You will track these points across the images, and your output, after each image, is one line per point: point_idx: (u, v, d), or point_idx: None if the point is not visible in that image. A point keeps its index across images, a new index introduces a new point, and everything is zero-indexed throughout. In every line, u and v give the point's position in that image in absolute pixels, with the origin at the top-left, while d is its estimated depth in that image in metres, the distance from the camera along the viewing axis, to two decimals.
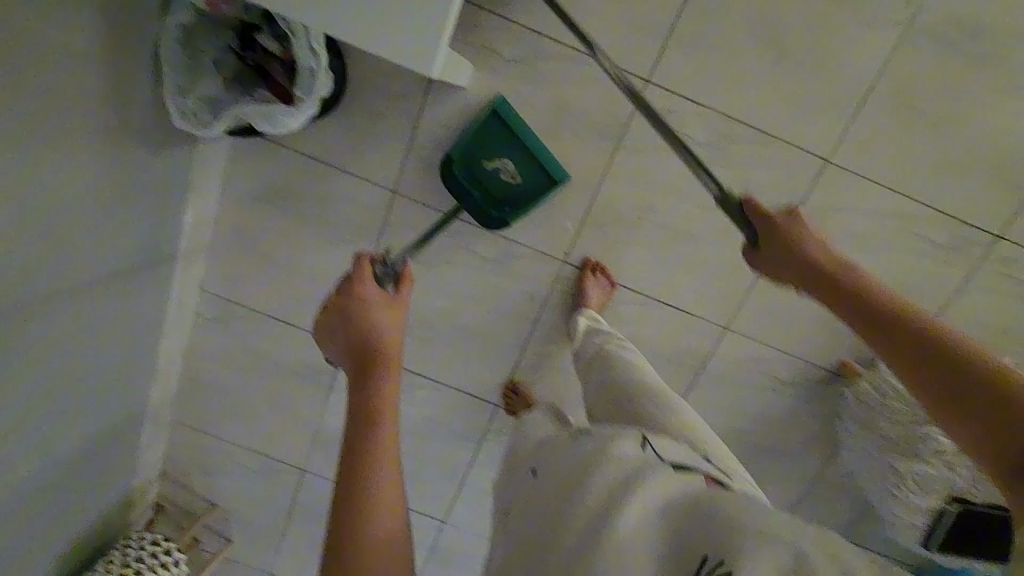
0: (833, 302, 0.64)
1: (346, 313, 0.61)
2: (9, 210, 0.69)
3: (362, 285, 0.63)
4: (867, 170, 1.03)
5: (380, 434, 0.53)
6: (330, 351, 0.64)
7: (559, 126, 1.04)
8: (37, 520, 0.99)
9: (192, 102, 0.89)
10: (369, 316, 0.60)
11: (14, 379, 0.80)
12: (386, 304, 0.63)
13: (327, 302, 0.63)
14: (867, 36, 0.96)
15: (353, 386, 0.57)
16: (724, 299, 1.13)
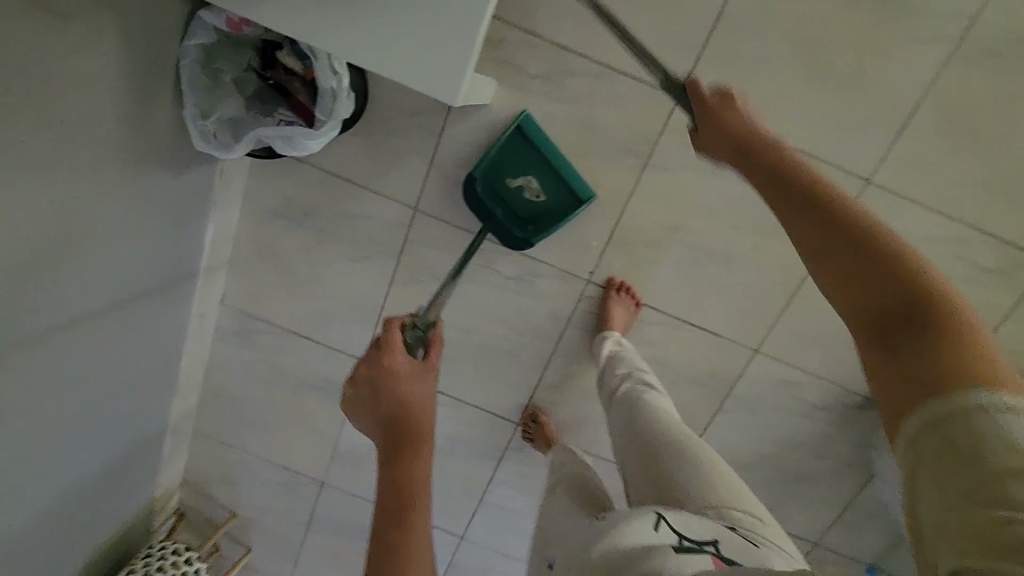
0: (751, 170, 0.61)
1: (378, 387, 0.64)
2: (29, 240, 0.68)
3: (395, 361, 0.66)
4: (911, 191, 0.98)
5: (417, 516, 0.57)
6: (358, 418, 0.67)
7: (585, 143, 1.01)
8: (59, 535, 1.00)
9: (212, 124, 0.87)
10: (404, 397, 0.63)
11: (36, 404, 0.80)
12: (418, 377, 0.66)
13: (357, 373, 0.66)
14: (915, 50, 0.91)
15: (388, 466, 0.60)
16: (755, 321, 1.09)
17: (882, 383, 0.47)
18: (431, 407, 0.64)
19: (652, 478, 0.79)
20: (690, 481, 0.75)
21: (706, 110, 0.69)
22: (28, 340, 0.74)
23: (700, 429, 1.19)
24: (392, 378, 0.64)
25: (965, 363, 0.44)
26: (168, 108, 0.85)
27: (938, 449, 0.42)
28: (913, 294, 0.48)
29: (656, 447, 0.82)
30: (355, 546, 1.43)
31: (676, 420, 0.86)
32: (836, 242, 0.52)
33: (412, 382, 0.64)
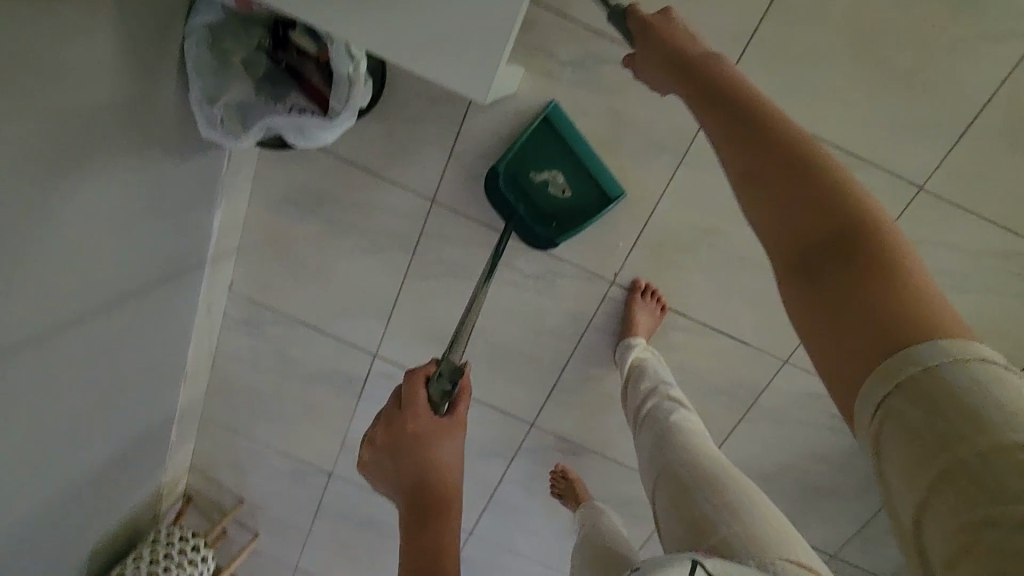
0: (682, 88, 0.53)
1: (401, 453, 0.59)
2: (26, 237, 0.63)
3: (415, 418, 0.60)
4: (967, 199, 0.91)
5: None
6: (380, 483, 0.63)
7: (617, 137, 0.94)
8: (65, 528, 0.98)
9: (220, 110, 0.81)
10: (427, 459, 0.58)
11: (37, 402, 0.77)
12: (440, 437, 0.60)
13: (377, 434, 0.61)
14: (986, 46, 0.83)
15: (415, 541, 0.55)
16: (787, 330, 1.03)
17: (821, 335, 0.42)
18: (459, 475, 0.60)
19: (680, 504, 0.74)
20: (724, 510, 0.70)
21: (636, 25, 0.61)
22: (26, 340, 0.70)
23: (721, 438, 1.15)
24: (416, 442, 0.59)
25: (912, 308, 0.39)
26: (172, 92, 0.79)
27: (901, 412, 0.37)
28: (850, 228, 0.42)
29: (683, 470, 0.78)
30: (362, 535, 1.42)
31: (707, 441, 0.82)
32: (768, 170, 0.45)
33: (437, 447, 0.59)
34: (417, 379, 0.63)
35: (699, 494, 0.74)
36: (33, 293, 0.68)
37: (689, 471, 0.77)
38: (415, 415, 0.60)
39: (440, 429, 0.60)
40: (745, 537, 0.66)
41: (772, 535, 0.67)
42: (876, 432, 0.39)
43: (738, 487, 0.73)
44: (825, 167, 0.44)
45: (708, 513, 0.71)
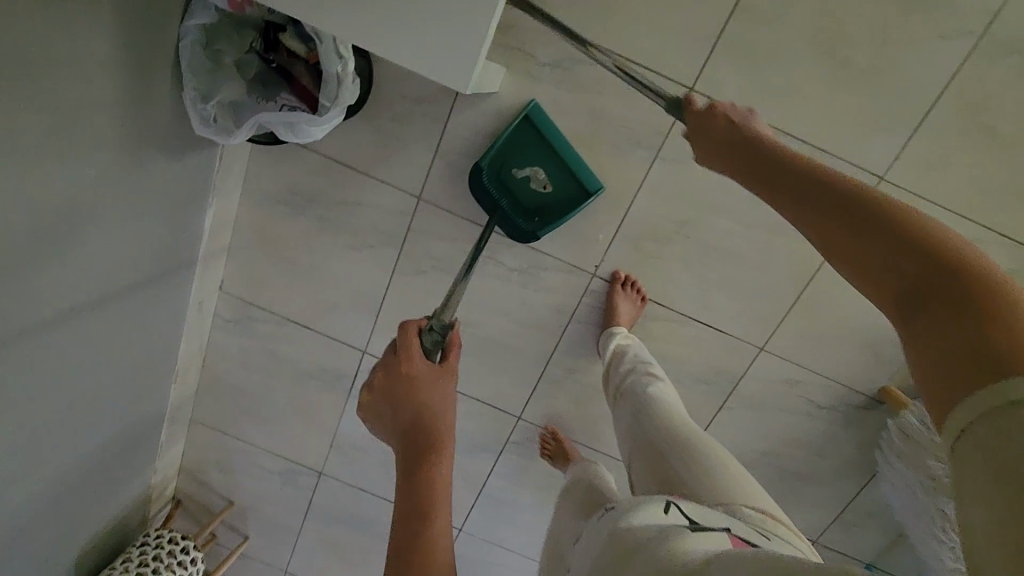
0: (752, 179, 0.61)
1: (397, 393, 0.60)
2: (22, 224, 0.65)
3: (411, 362, 0.62)
4: (924, 188, 0.96)
5: (439, 532, 0.51)
6: (376, 430, 0.63)
7: (594, 134, 0.99)
8: (53, 525, 0.99)
9: (213, 108, 0.84)
10: (424, 398, 0.59)
11: (28, 392, 0.78)
12: (435, 381, 0.61)
13: (374, 379, 0.62)
14: (934, 45, 0.89)
15: (408, 475, 0.55)
16: (761, 318, 1.08)
17: (916, 374, 0.42)
18: (453, 414, 0.60)
19: (654, 467, 0.77)
20: (695, 472, 0.73)
21: (701, 124, 0.71)
22: (21, 326, 0.72)
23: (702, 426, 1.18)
24: (411, 382, 0.60)
25: (1000, 328, 0.37)
26: (167, 90, 0.82)
27: (981, 438, 0.35)
28: (928, 262, 0.43)
29: (658, 435, 0.81)
30: (351, 536, 1.42)
31: (681, 412, 0.85)
32: (837, 222, 0.50)
33: (431, 389, 0.60)
34: (409, 328, 0.65)
35: (672, 457, 0.76)
36: (29, 281, 0.70)
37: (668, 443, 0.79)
38: (410, 359, 0.62)
39: (433, 374, 0.62)
40: (713, 493, 0.69)
41: (739, 491, 0.70)
42: (957, 461, 0.36)
43: (709, 449, 0.76)
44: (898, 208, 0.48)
45: (680, 474, 0.73)
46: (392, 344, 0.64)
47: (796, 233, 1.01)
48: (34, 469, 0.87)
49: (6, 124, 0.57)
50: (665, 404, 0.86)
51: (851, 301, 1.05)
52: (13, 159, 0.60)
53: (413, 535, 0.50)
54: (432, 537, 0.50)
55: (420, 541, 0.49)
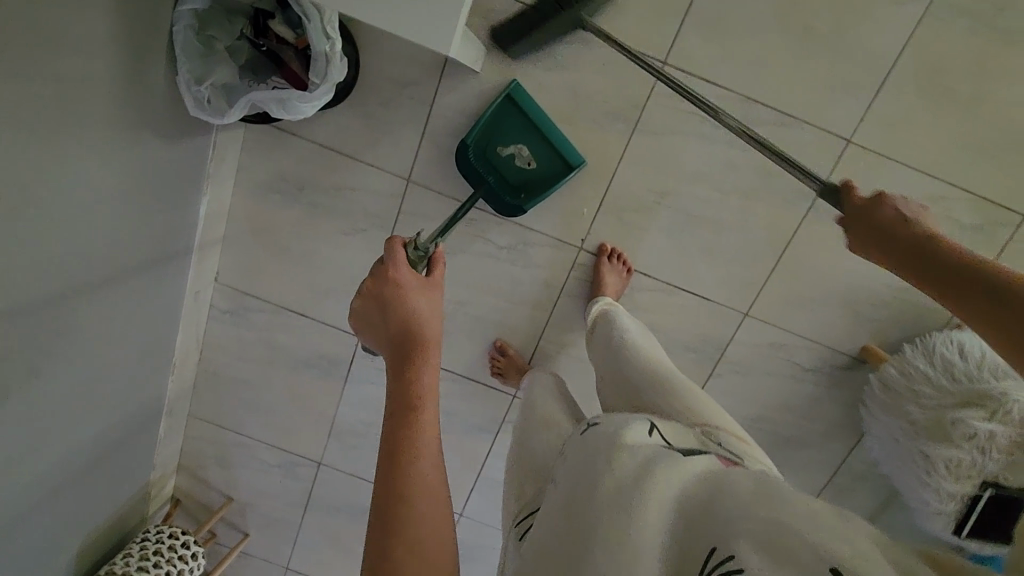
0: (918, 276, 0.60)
1: (385, 298, 0.61)
2: (30, 194, 0.68)
3: (396, 270, 0.63)
4: (890, 149, 1.01)
5: (425, 419, 0.52)
6: (366, 339, 0.64)
7: (574, 111, 1.03)
8: (57, 513, 0.99)
9: (207, 90, 0.88)
10: (409, 301, 0.60)
11: (35, 368, 0.80)
12: (420, 289, 0.62)
13: (363, 288, 0.63)
14: (889, 11, 0.94)
15: (395, 372, 0.56)
16: (744, 284, 1.11)
17: None
18: (439, 317, 0.61)
19: (630, 402, 0.80)
20: (669, 398, 0.75)
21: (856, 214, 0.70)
22: (28, 300, 0.74)
23: None
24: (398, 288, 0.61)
25: None
26: (162, 74, 0.85)
27: None
28: None
29: (636, 375, 0.81)
30: (351, 528, 1.42)
31: (656, 355, 0.86)
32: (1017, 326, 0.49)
33: (416, 295, 0.61)
34: (395, 242, 0.66)
35: (647, 390, 0.79)
36: (34, 254, 0.72)
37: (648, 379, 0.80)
38: (397, 268, 0.63)
39: (418, 282, 0.63)
40: (687, 414, 0.72)
41: (710, 414, 0.73)
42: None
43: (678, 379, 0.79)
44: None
45: (656, 404, 0.76)
46: (379, 258, 0.65)
47: (771, 198, 1.06)
48: (38, 453, 0.88)
49: (13, 89, 0.60)
50: (643, 350, 0.87)
51: (828, 263, 1.09)
52: (21, 126, 0.63)
53: (399, 424, 0.52)
54: (418, 423, 0.52)
55: (405, 429, 0.51)
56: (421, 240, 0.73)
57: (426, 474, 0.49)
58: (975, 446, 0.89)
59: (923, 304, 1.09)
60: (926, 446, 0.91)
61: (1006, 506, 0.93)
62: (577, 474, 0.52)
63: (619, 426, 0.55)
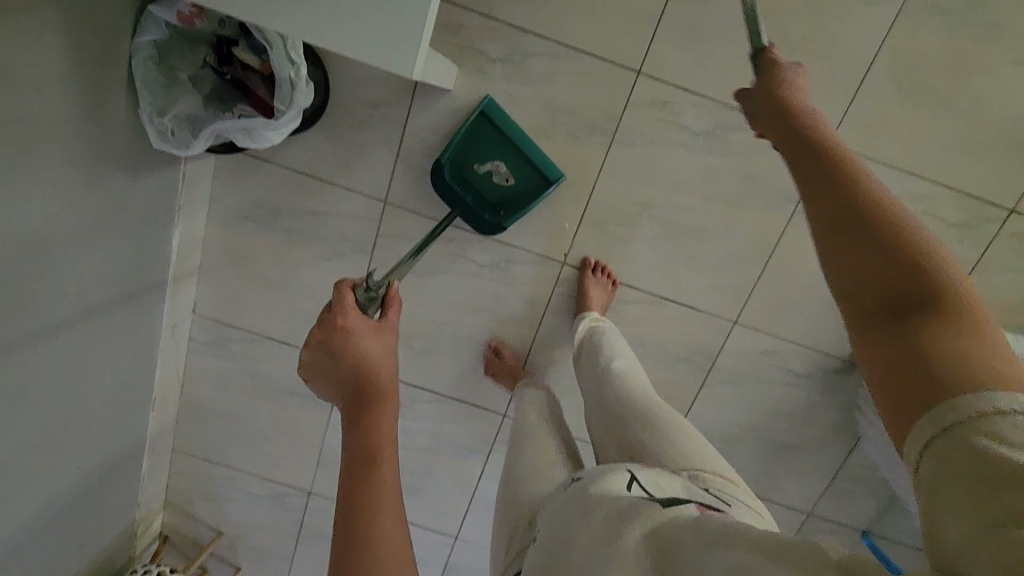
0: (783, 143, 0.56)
1: (334, 346, 0.59)
2: None
3: (344, 316, 0.61)
4: (870, 149, 1.00)
5: (383, 473, 0.50)
6: (319, 390, 0.61)
7: (549, 125, 1.01)
8: (37, 561, 0.95)
9: (170, 121, 0.85)
10: (359, 347, 0.58)
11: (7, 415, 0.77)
12: (371, 333, 0.61)
13: (312, 338, 0.61)
14: (861, 11, 0.93)
15: (350, 423, 0.54)
16: (731, 291, 1.09)
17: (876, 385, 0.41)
18: (393, 358, 0.59)
19: (617, 438, 0.77)
20: (654, 436, 0.73)
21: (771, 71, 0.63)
22: None
23: (687, 407, 1.19)
24: (345, 335, 0.59)
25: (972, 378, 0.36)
26: (123, 107, 0.82)
27: (938, 450, 0.36)
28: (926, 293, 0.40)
29: (621, 408, 0.80)
30: None
31: (643, 387, 0.85)
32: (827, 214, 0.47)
33: (366, 340, 0.59)
34: (343, 286, 0.64)
35: (631, 423, 0.77)
36: None
37: (634, 413, 0.78)
38: (345, 313, 0.61)
39: (368, 326, 0.61)
40: (675, 458, 0.70)
41: (696, 455, 0.71)
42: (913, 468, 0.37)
43: (663, 415, 0.77)
44: (928, 248, 0.42)
45: (640, 442, 0.74)
46: (327, 305, 0.63)
47: (754, 203, 1.04)
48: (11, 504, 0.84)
49: None
50: (629, 380, 0.85)
51: (815, 266, 1.07)
52: None
53: (356, 480, 0.49)
54: (373, 482, 0.49)
55: (363, 483, 0.49)
56: (374, 279, 0.70)
57: (388, 531, 0.47)
58: None
59: None
60: None
61: None
62: (561, 545, 0.50)
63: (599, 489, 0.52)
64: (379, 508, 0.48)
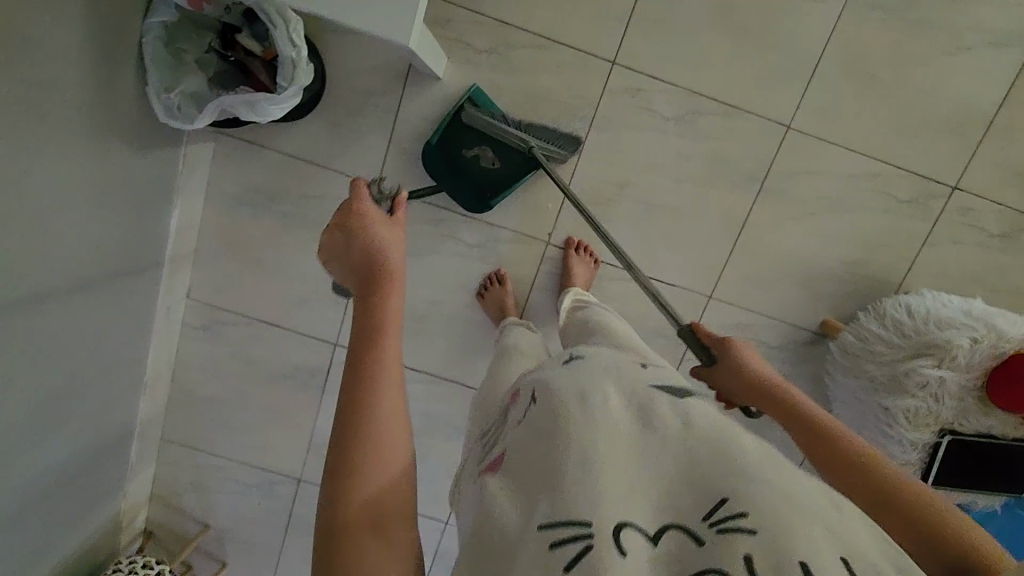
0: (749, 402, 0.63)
1: (350, 229, 0.66)
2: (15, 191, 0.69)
3: (361, 207, 0.68)
4: (825, 131, 1.09)
5: (387, 328, 0.55)
6: (332, 271, 0.68)
7: (532, 111, 1.09)
8: (30, 535, 0.94)
9: (176, 97, 0.91)
10: (372, 231, 0.65)
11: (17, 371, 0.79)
12: (384, 223, 0.67)
13: (331, 224, 0.68)
14: (810, 7, 1.04)
15: (360, 289, 0.60)
16: (705, 268, 1.16)
17: None
18: (401, 244, 0.66)
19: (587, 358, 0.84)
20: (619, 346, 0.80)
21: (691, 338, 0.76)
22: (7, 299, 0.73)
23: None
24: (362, 222, 0.66)
25: None
26: (132, 82, 0.88)
27: None
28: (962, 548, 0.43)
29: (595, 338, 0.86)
30: None
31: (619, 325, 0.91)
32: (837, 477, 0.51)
33: (379, 226, 0.66)
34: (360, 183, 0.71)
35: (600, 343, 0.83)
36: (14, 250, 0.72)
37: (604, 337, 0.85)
38: (363, 205, 0.68)
39: (382, 217, 0.68)
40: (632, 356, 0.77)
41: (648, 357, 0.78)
42: None
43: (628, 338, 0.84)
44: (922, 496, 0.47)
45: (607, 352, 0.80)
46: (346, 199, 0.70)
47: (722, 184, 1.12)
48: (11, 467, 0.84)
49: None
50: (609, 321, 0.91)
51: (781, 241, 1.15)
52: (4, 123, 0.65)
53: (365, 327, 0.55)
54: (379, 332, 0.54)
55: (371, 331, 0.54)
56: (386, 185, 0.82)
57: (389, 373, 0.52)
58: (931, 395, 0.93)
59: (873, 276, 1.16)
60: (886, 399, 0.95)
61: (969, 451, 0.96)
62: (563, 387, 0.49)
63: (614, 366, 0.53)
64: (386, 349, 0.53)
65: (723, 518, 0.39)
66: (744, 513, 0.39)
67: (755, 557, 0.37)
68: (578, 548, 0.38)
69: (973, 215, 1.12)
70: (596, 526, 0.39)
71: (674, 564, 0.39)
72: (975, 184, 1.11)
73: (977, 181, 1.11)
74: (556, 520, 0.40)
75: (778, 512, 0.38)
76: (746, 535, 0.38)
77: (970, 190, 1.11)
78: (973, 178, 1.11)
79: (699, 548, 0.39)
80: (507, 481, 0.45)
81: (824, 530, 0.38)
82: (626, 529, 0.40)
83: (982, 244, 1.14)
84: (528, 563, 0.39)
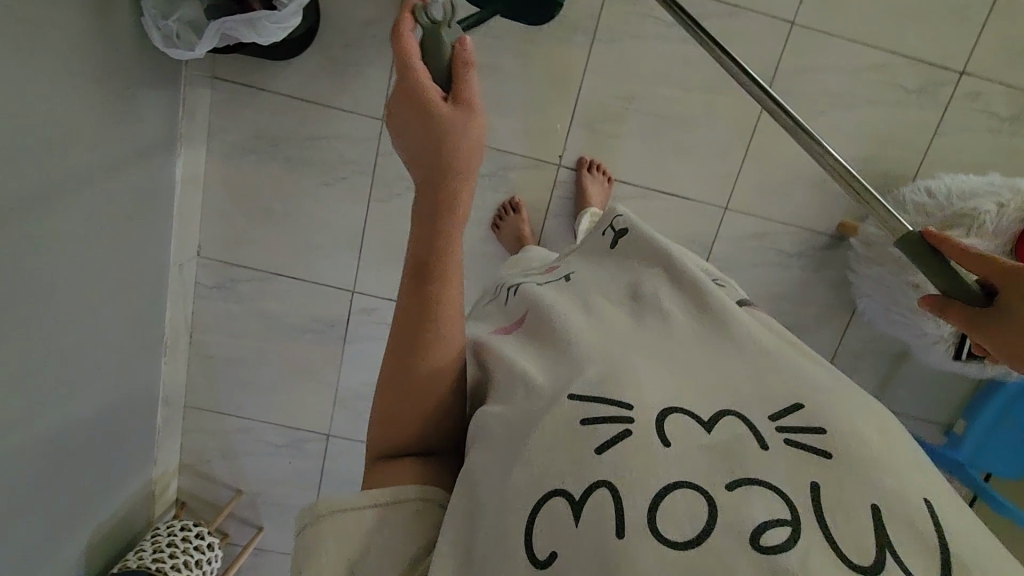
0: None
1: (416, 140, 0.45)
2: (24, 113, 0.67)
3: (430, 107, 0.44)
4: (832, 26, 1.08)
5: (439, 349, 0.47)
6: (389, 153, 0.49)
7: (535, 32, 1.07)
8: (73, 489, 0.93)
9: (174, 24, 0.89)
10: (441, 162, 0.45)
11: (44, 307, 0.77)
12: (457, 138, 0.44)
13: (392, 105, 0.46)
14: None
15: (415, 258, 0.47)
16: (720, 179, 1.15)
17: None
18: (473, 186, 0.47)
19: None
20: None
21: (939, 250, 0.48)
22: (28, 228, 0.71)
23: None
24: (430, 136, 0.44)
25: None
26: (128, 10, 0.87)
27: None
28: None
29: None
30: None
31: None
32: None
33: (453, 153, 0.44)
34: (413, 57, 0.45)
35: None
36: (32, 176, 0.70)
37: None
38: (429, 101, 0.44)
39: (458, 130, 0.44)
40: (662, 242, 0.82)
41: None
42: None
43: None
44: None
45: None
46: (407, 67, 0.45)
47: (731, 89, 1.11)
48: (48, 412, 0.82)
49: None
50: None
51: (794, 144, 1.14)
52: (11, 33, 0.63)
53: (420, 339, 0.46)
54: (430, 355, 0.47)
55: (422, 346, 0.46)
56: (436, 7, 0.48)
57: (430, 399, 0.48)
58: None
59: (886, 170, 1.16)
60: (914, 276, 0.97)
61: None
62: (605, 276, 0.52)
63: (663, 247, 0.50)
64: (436, 380, 0.47)
65: (798, 428, 0.37)
66: (822, 431, 0.36)
67: (825, 484, 0.34)
68: (613, 433, 0.38)
69: (981, 99, 1.12)
70: (636, 411, 0.38)
71: (725, 451, 0.36)
72: (983, 67, 1.10)
73: (983, 62, 1.10)
74: (591, 395, 0.40)
75: (858, 442, 0.36)
76: (820, 456, 0.35)
77: (978, 73, 1.11)
78: (981, 61, 1.10)
79: (762, 450, 0.36)
80: (542, 365, 0.45)
81: (898, 475, 0.34)
82: (674, 415, 0.38)
83: (991, 128, 1.14)
84: (552, 431, 0.39)
